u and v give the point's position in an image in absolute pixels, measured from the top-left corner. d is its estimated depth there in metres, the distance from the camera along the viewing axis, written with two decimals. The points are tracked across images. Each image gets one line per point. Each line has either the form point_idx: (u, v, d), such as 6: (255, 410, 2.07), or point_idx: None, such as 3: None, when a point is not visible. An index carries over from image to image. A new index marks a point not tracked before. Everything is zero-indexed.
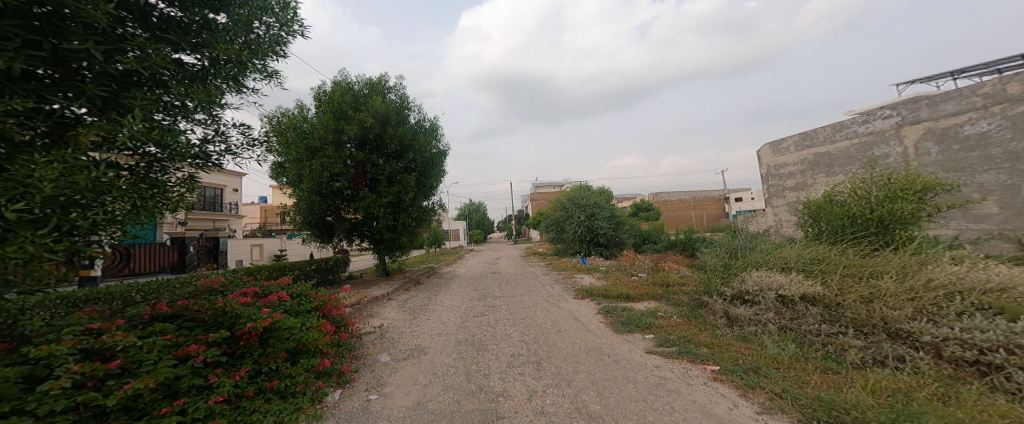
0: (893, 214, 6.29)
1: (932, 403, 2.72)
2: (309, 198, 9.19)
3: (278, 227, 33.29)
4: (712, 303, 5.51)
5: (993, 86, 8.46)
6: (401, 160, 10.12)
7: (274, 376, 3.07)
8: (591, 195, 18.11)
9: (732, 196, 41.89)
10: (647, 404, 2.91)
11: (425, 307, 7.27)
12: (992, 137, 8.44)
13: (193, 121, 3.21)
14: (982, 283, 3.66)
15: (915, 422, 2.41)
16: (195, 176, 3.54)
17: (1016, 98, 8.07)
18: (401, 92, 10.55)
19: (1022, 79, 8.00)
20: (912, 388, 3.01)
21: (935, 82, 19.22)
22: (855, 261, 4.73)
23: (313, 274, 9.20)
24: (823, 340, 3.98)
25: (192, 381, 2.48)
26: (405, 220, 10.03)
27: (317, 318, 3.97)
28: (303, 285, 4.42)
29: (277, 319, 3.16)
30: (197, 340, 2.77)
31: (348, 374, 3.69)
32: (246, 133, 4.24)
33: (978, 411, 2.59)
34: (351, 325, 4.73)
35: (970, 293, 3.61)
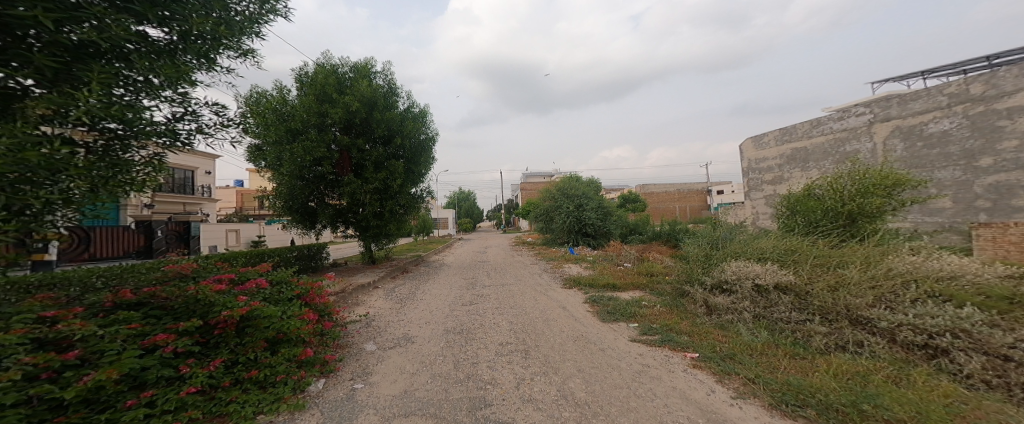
0: (863, 207, 6.63)
1: (888, 385, 2.93)
2: (290, 183, 8.86)
3: (256, 213, 32.28)
4: (693, 292, 5.68)
5: (958, 87, 8.88)
6: (388, 146, 9.92)
7: (252, 366, 3.02)
8: (580, 186, 18.25)
9: (715, 189, 43.03)
10: (630, 391, 3.02)
11: (413, 295, 7.23)
12: (952, 135, 8.91)
13: (159, 98, 3.04)
14: (936, 272, 3.95)
15: (873, 403, 2.59)
16: (163, 156, 3.38)
17: (977, 99, 8.50)
18: (390, 78, 10.27)
19: (985, 80, 8.41)
20: (869, 371, 3.22)
21: (907, 80, 20.16)
22: (825, 252, 5.00)
23: (294, 261, 8.98)
24: (792, 327, 4.17)
25: (160, 373, 2.40)
26: (393, 207, 9.87)
27: (299, 306, 3.92)
28: (284, 271, 4.35)
29: (255, 308, 3.11)
30: (166, 330, 2.68)
31: (332, 363, 3.66)
32: (220, 113, 4.05)
33: (926, 392, 2.79)
34: (336, 313, 4.67)
35: (924, 280, 3.89)
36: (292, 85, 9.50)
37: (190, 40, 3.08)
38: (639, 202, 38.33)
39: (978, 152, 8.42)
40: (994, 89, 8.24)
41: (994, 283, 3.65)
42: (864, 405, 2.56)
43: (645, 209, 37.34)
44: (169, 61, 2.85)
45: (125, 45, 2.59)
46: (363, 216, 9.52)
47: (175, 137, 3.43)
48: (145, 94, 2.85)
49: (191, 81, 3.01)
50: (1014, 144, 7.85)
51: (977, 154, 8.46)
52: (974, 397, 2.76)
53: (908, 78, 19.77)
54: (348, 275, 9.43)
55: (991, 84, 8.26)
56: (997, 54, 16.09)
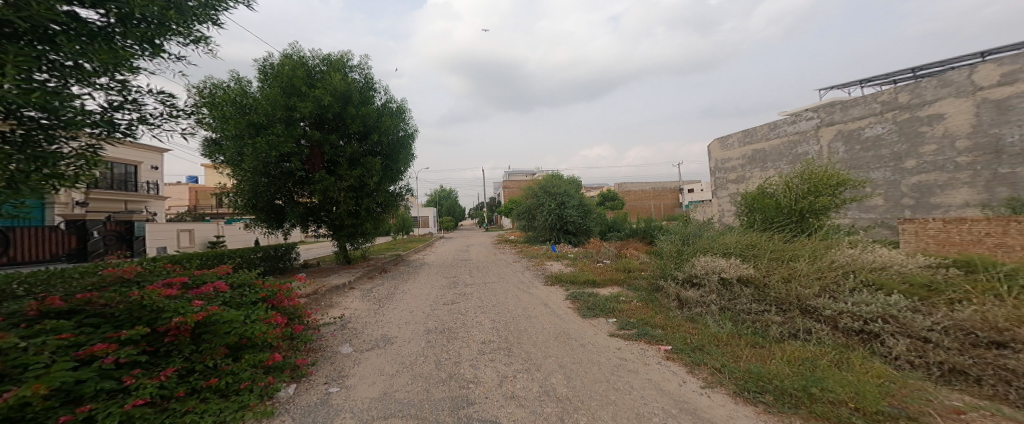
0: (811, 206, 7.25)
1: (833, 369, 3.20)
2: (253, 179, 8.34)
3: (213, 212, 30.12)
4: (666, 287, 5.90)
5: (889, 95, 9.78)
6: (363, 142, 9.60)
7: (212, 374, 2.84)
8: (563, 184, 18.55)
9: (687, 187, 44.94)
10: (610, 384, 3.12)
11: (392, 295, 7.05)
12: (884, 139, 9.82)
13: (92, 85, 2.76)
14: (869, 263, 4.41)
15: (819, 386, 2.82)
16: (98, 149, 3.08)
17: (905, 107, 9.42)
18: (365, 72, 9.92)
19: (911, 90, 9.32)
20: (817, 356, 3.49)
21: (849, 88, 21.98)
22: (779, 246, 5.39)
23: (259, 262, 8.52)
24: (753, 317, 4.44)
25: (100, 385, 2.16)
26: (369, 205, 9.55)
27: (265, 310, 3.70)
28: (247, 273, 4.10)
29: (213, 313, 2.92)
30: (105, 339, 2.44)
31: (304, 368, 3.50)
32: (167, 102, 3.74)
33: (864, 374, 3.07)
34: (307, 316, 4.47)
35: (860, 271, 4.33)
36: (254, 76, 8.96)
37: (131, 22, 2.81)
38: (617, 201, 39.44)
39: (905, 155, 9.34)
40: (918, 98, 9.17)
41: (917, 272, 4.12)
42: (812, 388, 2.79)
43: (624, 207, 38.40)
44: (104, 45, 2.59)
45: (49, 25, 2.33)
46: (335, 215, 9.15)
47: (112, 128, 3.13)
48: (74, 80, 2.57)
49: (131, 68, 2.75)
50: (933, 148, 8.81)
51: (904, 157, 9.38)
52: (901, 376, 3.07)
53: (850, 86, 21.61)
54: (321, 275, 9.05)
55: (916, 93, 9.19)
56: (920, 66, 17.91)
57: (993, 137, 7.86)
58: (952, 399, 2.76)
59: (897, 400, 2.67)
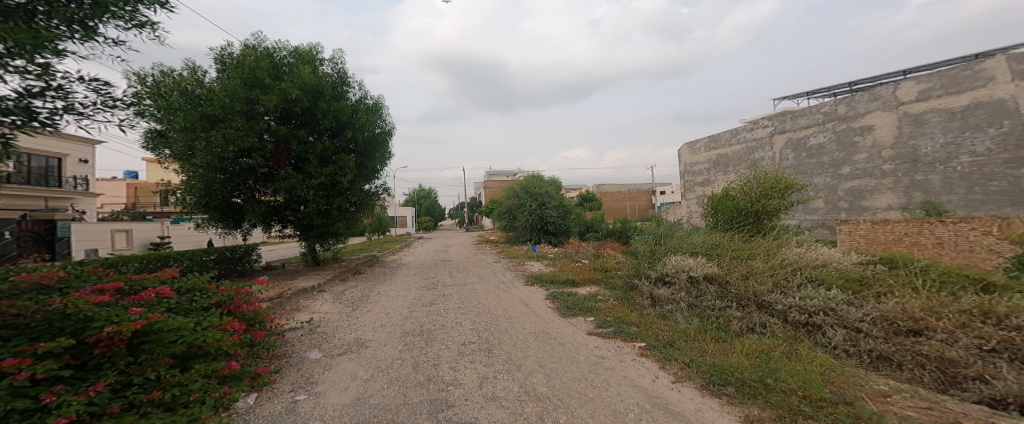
0: (764, 208, 7.83)
1: (784, 360, 3.43)
2: (207, 176, 7.75)
3: (160, 211, 27.75)
4: (641, 285, 6.08)
5: (829, 108, 11.35)
6: (336, 138, 9.23)
7: (153, 388, 2.55)
8: (544, 185, 18.60)
9: (659, 189, 46.65)
10: (588, 382, 3.18)
11: (366, 298, 6.81)
12: (825, 147, 11.40)
13: (4, 67, 2.46)
14: (813, 261, 4.83)
15: (773, 376, 3.01)
16: (12, 140, 2.74)
17: (841, 119, 11.00)
18: (338, 66, 9.54)
19: (847, 104, 10.88)
20: (771, 348, 3.72)
21: (797, 99, 23.81)
22: (740, 246, 5.73)
23: (213, 265, 7.93)
24: (717, 313, 4.66)
25: (14, 404, 1.85)
26: (341, 204, 9.15)
27: (219, 316, 3.42)
28: (197, 277, 3.82)
29: (155, 320, 2.68)
30: (18, 353, 2.11)
31: (265, 376, 3.31)
32: (101, 90, 3.41)
33: (809, 363, 3.32)
34: (270, 321, 4.24)
35: (804, 268, 4.72)
36: (210, 65, 8.37)
37: (56, 1, 2.53)
38: (596, 202, 40.25)
39: (842, 162, 10.85)
40: (852, 111, 10.74)
41: (851, 268, 4.59)
42: (767, 379, 2.97)
43: (601, 209, 39.30)
44: (21, 25, 2.32)
45: None
46: (303, 214, 8.71)
47: (29, 117, 2.80)
48: None
49: (55, 51, 2.48)
50: None
51: (841, 163, 10.92)
52: (840, 365, 3.34)
53: (798, 98, 23.44)
54: (286, 278, 8.57)
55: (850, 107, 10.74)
56: (855, 80, 19.74)
57: (910, 148, 9.43)
58: (880, 383, 3.06)
59: (837, 387, 2.90)
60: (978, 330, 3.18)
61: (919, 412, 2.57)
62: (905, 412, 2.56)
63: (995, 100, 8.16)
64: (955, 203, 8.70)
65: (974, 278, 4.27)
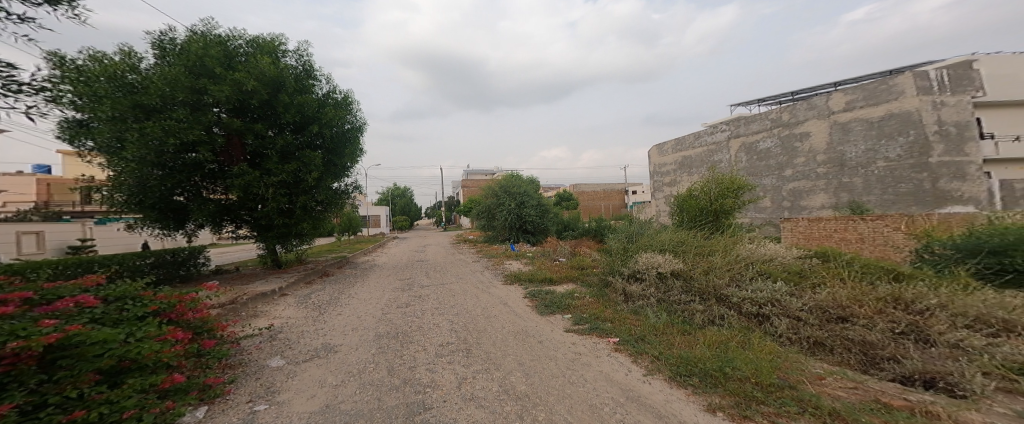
0: (722, 207, 8.39)
1: (740, 349, 3.64)
2: (139, 172, 7.07)
3: (91, 212, 25.01)
4: (614, 282, 6.25)
5: (776, 116, 14.80)
6: (300, 133, 8.77)
7: (75, 409, 2.00)
8: (523, 184, 18.56)
9: (632, 189, 48.23)
10: (566, 379, 3.22)
11: (335, 300, 6.51)
12: (772, 150, 14.95)
13: None
14: (765, 256, 5.23)
15: (732, 366, 3.20)
16: None
17: (784, 125, 14.50)
18: (304, 58, 9.07)
19: (788, 113, 14.42)
20: (728, 339, 3.94)
21: (751, 105, 25.51)
22: (703, 242, 6.06)
23: (150, 270, 7.31)
24: (681, 307, 4.88)
25: None
26: (306, 203, 8.71)
27: (157, 326, 3.03)
28: (128, 283, 3.40)
29: (77, 332, 2.15)
30: None
31: (218, 388, 3.04)
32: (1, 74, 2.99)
33: (760, 351, 3.54)
34: (221, 330, 3.93)
35: (757, 263, 5.09)
36: (149, 51, 7.68)
37: None
38: (573, 201, 41.02)
39: (784, 164, 14.50)
40: (793, 119, 14.24)
41: (794, 262, 5.04)
42: (727, 369, 3.14)
43: (577, 208, 40.13)
44: None
45: None
46: (261, 214, 8.18)
47: None
48: None
49: None
50: None
51: (785, 165, 14.43)
52: (785, 352, 3.60)
53: (751, 104, 25.15)
54: (242, 282, 8.00)
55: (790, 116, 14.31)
56: (799, 90, 21.46)
57: (839, 153, 12.76)
58: (817, 366, 3.35)
59: (783, 372, 3.13)
60: (892, 315, 3.61)
61: (848, 392, 2.85)
62: (838, 393, 2.82)
63: (904, 111, 11.27)
64: (871, 202, 11.94)
65: (888, 269, 4.81)
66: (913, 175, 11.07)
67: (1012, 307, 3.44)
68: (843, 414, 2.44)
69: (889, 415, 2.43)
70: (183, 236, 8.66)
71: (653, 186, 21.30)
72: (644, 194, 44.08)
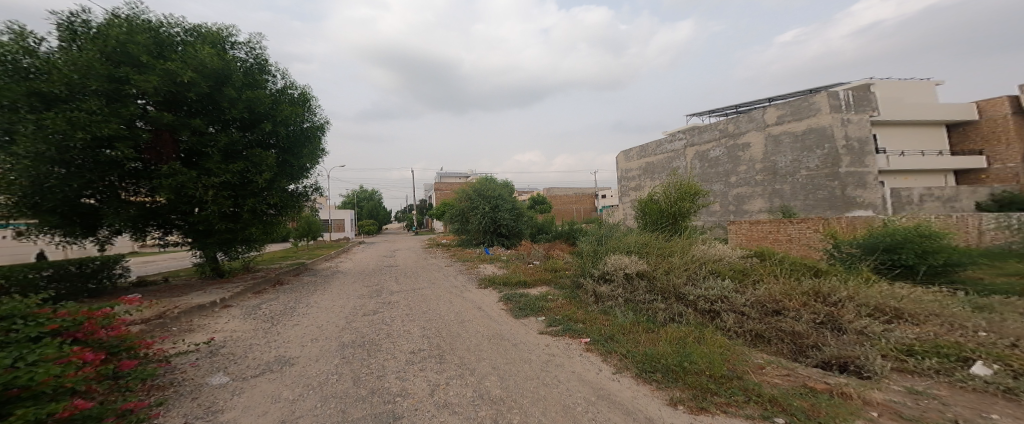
0: (679, 210, 8.89)
1: (695, 344, 3.84)
2: (31, 171, 5.98)
3: None
4: (586, 283, 6.38)
5: (723, 126, 16.02)
6: (250, 132, 8.24)
7: None
8: (496, 187, 18.48)
9: (602, 193, 49.58)
10: (540, 380, 3.24)
11: (290, 311, 6.09)
12: (719, 158, 16.19)
13: None
14: (716, 258, 5.61)
15: (690, 360, 3.37)
16: None
17: (728, 135, 15.81)
18: (255, 51, 8.52)
19: (730, 124, 15.78)
20: (686, 334, 4.14)
21: (705, 115, 27.26)
22: (665, 244, 6.36)
23: (47, 285, 6.42)
24: (646, 306, 5.08)
25: None
26: (255, 206, 8.10)
27: (59, 347, 2.48)
28: (16, 300, 2.79)
29: None
30: None
31: (145, 412, 2.62)
32: None
33: (710, 345, 3.75)
34: (146, 347, 3.51)
35: (709, 262, 5.46)
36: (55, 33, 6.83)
37: None
38: (546, 205, 41.44)
39: (728, 172, 15.78)
40: (736, 129, 15.52)
41: (739, 261, 5.49)
42: (686, 363, 3.31)
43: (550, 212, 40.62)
44: None
45: None
46: (197, 218, 7.48)
47: None
48: None
49: None
50: None
51: (729, 172, 15.74)
52: (733, 344, 3.84)
53: (705, 114, 26.89)
54: (173, 295, 7.21)
55: (731, 127, 15.72)
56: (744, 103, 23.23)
57: (771, 162, 14.19)
58: (758, 357, 3.62)
59: (731, 364, 3.34)
60: (813, 307, 4.07)
61: (782, 379, 3.12)
62: (775, 380, 3.08)
63: (820, 126, 12.84)
64: (799, 206, 13.41)
65: (810, 266, 5.33)
66: (827, 182, 12.76)
67: (902, 296, 4.15)
68: (780, 400, 2.66)
69: (814, 397, 2.70)
70: (93, 245, 7.74)
71: (619, 190, 22.09)
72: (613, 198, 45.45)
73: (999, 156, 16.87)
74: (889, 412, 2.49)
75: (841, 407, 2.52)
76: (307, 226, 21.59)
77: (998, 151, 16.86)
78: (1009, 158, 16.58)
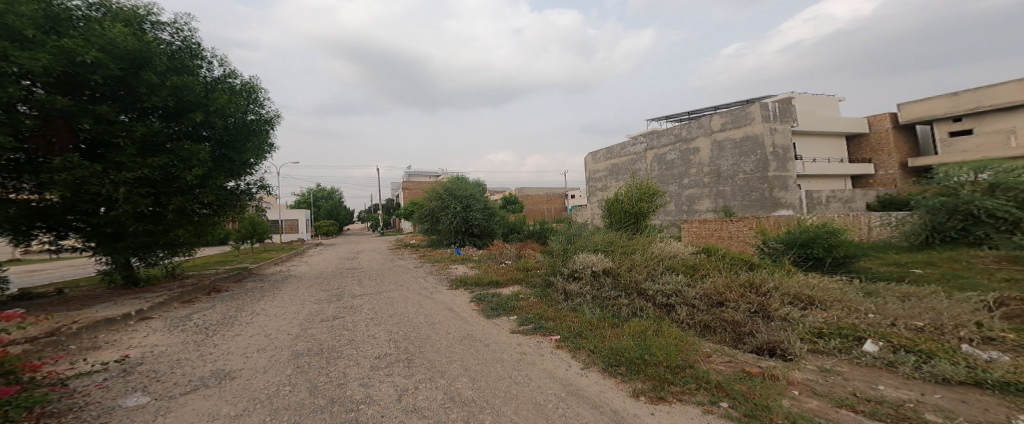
0: (642, 210, 9.29)
1: (654, 336, 4.02)
2: None
3: None
4: (556, 282, 6.47)
5: (678, 131, 16.91)
6: (174, 123, 7.46)
7: None
8: (467, 186, 18.31)
9: (571, 193, 50.64)
10: (511, 380, 3.24)
11: (229, 321, 5.62)
12: (673, 162, 17.12)
13: None
14: (672, 255, 5.95)
15: (650, 353, 3.52)
16: None
17: (682, 139, 16.72)
18: (183, 34, 7.78)
19: (683, 129, 16.71)
20: (646, 328, 4.32)
21: (664, 121, 28.65)
22: (628, 242, 6.63)
23: None
24: (611, 302, 5.24)
25: None
26: (183, 204, 7.40)
27: None
28: None
29: None
30: None
31: None
32: None
33: (666, 337, 3.93)
34: (37, 370, 2.95)
35: (666, 259, 5.77)
36: None
37: None
38: (518, 205, 41.61)
39: (682, 175, 16.73)
40: (688, 134, 16.46)
41: (691, 258, 5.85)
42: (647, 356, 3.46)
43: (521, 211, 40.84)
44: None
45: None
46: (104, 218, 6.62)
47: None
48: None
49: None
50: None
51: (683, 175, 16.70)
52: (685, 335, 4.06)
53: (662, 120, 28.27)
54: (71, 309, 6.31)
55: (683, 131, 16.68)
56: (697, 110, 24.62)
57: (715, 165, 15.29)
58: (706, 346, 3.85)
59: (684, 354, 3.54)
60: (749, 298, 4.44)
61: (725, 366, 3.36)
62: (719, 367, 3.31)
63: (756, 134, 13.97)
64: (739, 207, 14.51)
65: (746, 260, 5.79)
66: (758, 185, 13.90)
67: (813, 286, 4.70)
68: (724, 385, 2.86)
69: (750, 381, 2.92)
70: None
71: (587, 190, 22.69)
72: (581, 198, 46.56)
73: (882, 164, 19.66)
74: (806, 390, 2.77)
75: (771, 388, 2.76)
76: (251, 227, 19.62)
77: (883, 160, 19.62)
78: (890, 165, 19.43)
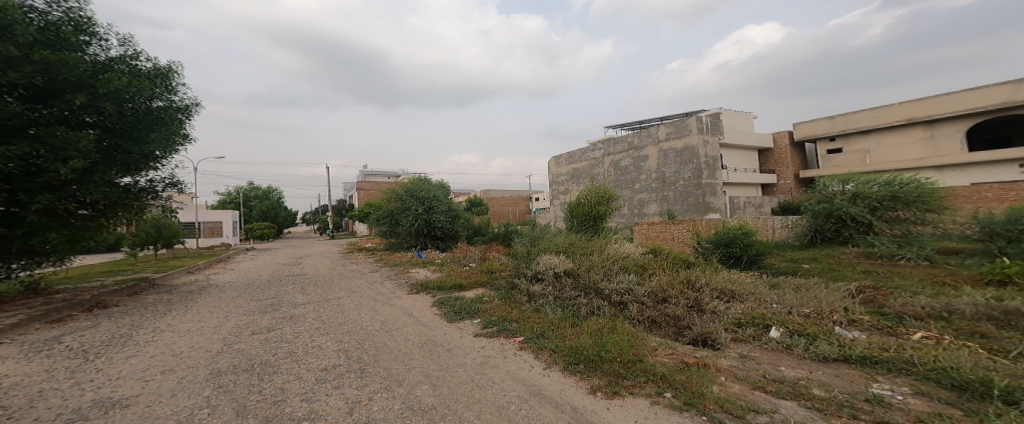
0: (602, 214, 9.59)
1: (610, 334, 4.13)
2: None
3: None
4: (520, 284, 6.44)
5: (632, 138, 17.70)
6: (43, 108, 6.28)
7: None
8: (431, 187, 17.86)
9: (535, 196, 51.25)
10: (474, 384, 3.16)
11: (118, 341, 4.88)
12: (626, 167, 17.97)
13: None
14: (626, 256, 6.18)
15: (608, 350, 3.60)
16: None
17: (635, 147, 17.53)
18: (66, 6, 6.64)
19: (637, 136, 17.54)
20: (603, 326, 4.42)
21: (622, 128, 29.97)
22: (588, 244, 6.80)
23: None
24: (571, 302, 5.32)
25: None
26: (55, 204, 6.31)
27: None
28: None
29: None
30: None
31: None
32: None
33: (620, 334, 4.05)
34: None
35: (621, 259, 5.99)
36: None
37: None
38: (483, 207, 41.32)
39: (635, 181, 17.54)
40: (641, 142, 17.27)
41: (643, 259, 6.13)
42: (604, 353, 3.53)
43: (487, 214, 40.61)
44: None
45: None
46: None
47: None
48: None
49: None
50: None
51: (635, 180, 17.55)
52: (636, 331, 4.21)
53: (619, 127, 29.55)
54: None
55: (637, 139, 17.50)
56: None
57: (659, 171, 16.36)
58: (653, 340, 4.02)
59: (636, 349, 3.66)
60: (687, 294, 4.75)
61: (669, 358, 3.54)
62: (664, 360, 3.48)
63: (690, 145, 15.10)
64: (684, 210, 15.41)
65: (684, 260, 6.17)
66: (694, 191, 15.01)
67: (734, 280, 5.12)
68: (668, 376, 2.99)
69: (688, 371, 3.08)
70: None
71: (551, 193, 23.09)
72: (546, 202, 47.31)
73: (782, 175, 21.96)
74: (731, 375, 3.00)
75: (704, 376, 2.94)
76: (155, 230, 17.10)
77: (782, 171, 21.91)
78: (787, 176, 21.78)
